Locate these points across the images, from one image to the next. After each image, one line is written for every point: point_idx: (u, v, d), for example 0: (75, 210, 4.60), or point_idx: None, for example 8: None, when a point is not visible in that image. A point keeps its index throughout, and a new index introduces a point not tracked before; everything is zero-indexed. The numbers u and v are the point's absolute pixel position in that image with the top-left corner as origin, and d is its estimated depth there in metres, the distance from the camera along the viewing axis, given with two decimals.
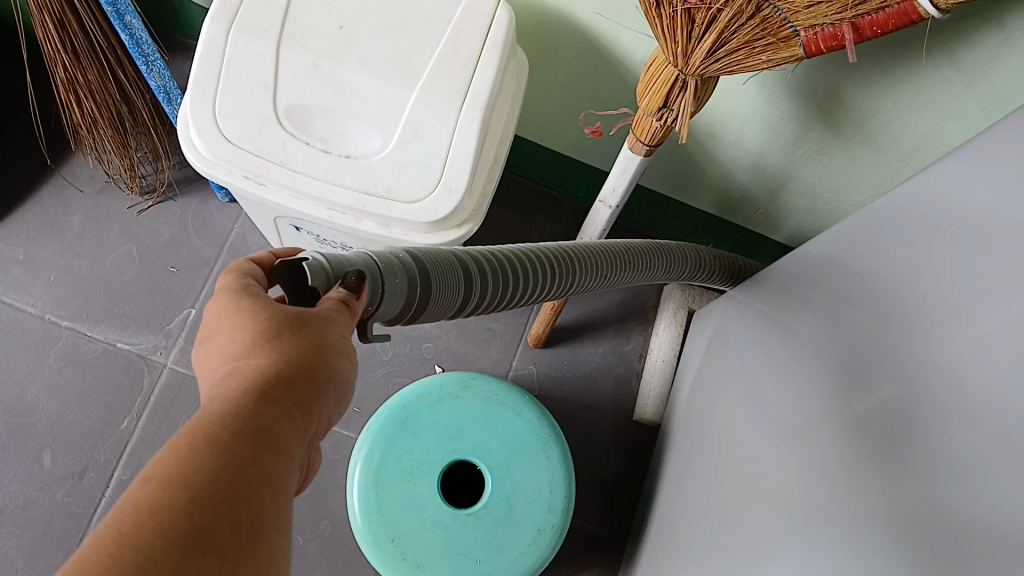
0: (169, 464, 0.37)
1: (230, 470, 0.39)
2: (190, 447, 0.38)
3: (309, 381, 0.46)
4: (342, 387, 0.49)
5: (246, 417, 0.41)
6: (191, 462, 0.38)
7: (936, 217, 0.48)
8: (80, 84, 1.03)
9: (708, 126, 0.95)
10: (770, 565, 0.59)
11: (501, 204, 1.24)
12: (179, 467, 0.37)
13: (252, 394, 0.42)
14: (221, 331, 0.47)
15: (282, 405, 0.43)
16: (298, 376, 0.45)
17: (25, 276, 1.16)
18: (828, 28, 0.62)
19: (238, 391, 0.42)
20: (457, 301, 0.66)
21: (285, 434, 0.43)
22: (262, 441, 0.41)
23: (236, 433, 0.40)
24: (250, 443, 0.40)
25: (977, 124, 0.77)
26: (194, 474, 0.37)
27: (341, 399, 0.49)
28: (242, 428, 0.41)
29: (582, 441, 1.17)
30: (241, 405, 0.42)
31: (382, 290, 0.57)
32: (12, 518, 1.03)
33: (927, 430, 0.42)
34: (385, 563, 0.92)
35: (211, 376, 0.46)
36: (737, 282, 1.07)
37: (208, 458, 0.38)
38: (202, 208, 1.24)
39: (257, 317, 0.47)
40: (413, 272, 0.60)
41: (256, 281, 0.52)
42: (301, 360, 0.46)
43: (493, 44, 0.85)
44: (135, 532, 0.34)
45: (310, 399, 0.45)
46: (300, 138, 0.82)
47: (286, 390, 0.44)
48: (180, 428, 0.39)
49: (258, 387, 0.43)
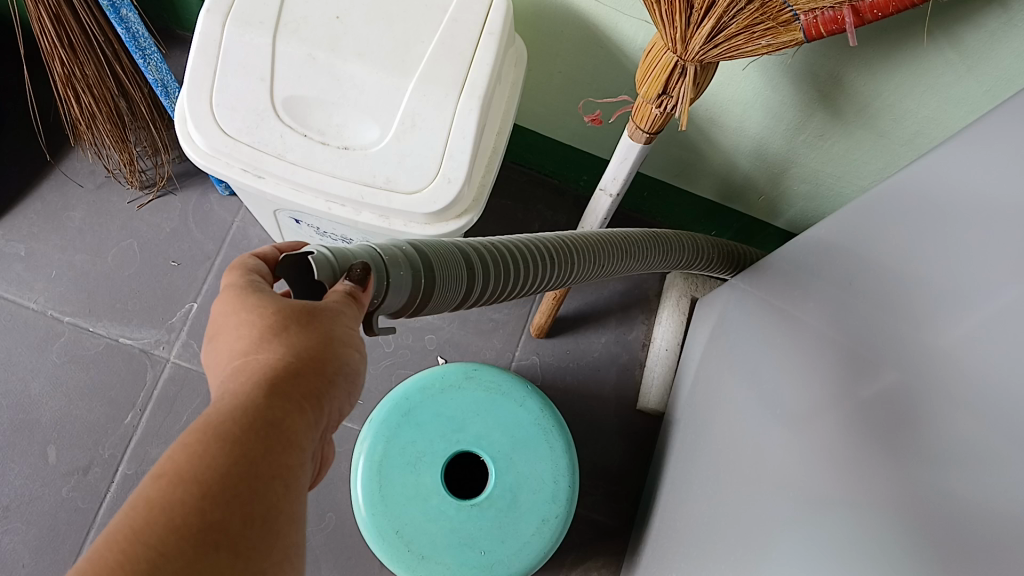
0: (180, 459, 0.37)
1: (241, 465, 0.38)
2: (200, 441, 0.38)
3: (318, 374, 0.45)
4: (351, 378, 0.48)
5: (256, 410, 0.41)
6: (202, 456, 0.38)
7: (940, 202, 0.47)
8: (78, 78, 1.01)
9: (709, 112, 0.94)
10: (772, 553, 0.59)
11: (502, 194, 1.23)
12: (190, 462, 0.37)
13: (261, 387, 0.42)
14: (229, 329, 0.47)
15: (292, 397, 0.43)
16: (308, 369, 0.45)
17: (27, 272, 1.15)
18: (828, 12, 0.62)
19: (246, 385, 0.42)
20: (460, 295, 0.66)
21: (296, 427, 0.42)
22: (273, 435, 0.41)
23: (247, 427, 0.40)
24: (261, 437, 0.40)
25: (979, 107, 0.76)
26: (206, 469, 0.37)
27: (350, 390, 0.49)
28: (253, 422, 0.40)
29: (585, 431, 1.17)
30: (250, 398, 0.41)
31: (387, 284, 0.56)
32: (20, 514, 1.04)
33: (931, 417, 0.42)
34: (389, 554, 0.92)
35: (221, 372, 0.46)
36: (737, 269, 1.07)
37: (219, 452, 0.38)
38: (202, 202, 1.22)
39: (264, 313, 0.47)
40: (417, 263, 0.59)
41: (262, 278, 0.52)
42: (309, 352, 0.45)
43: (490, 32, 0.84)
44: (146, 529, 0.34)
45: (319, 391, 0.45)
46: (298, 130, 0.82)
47: (295, 381, 0.44)
48: (191, 424, 0.39)
49: (268, 379, 0.43)
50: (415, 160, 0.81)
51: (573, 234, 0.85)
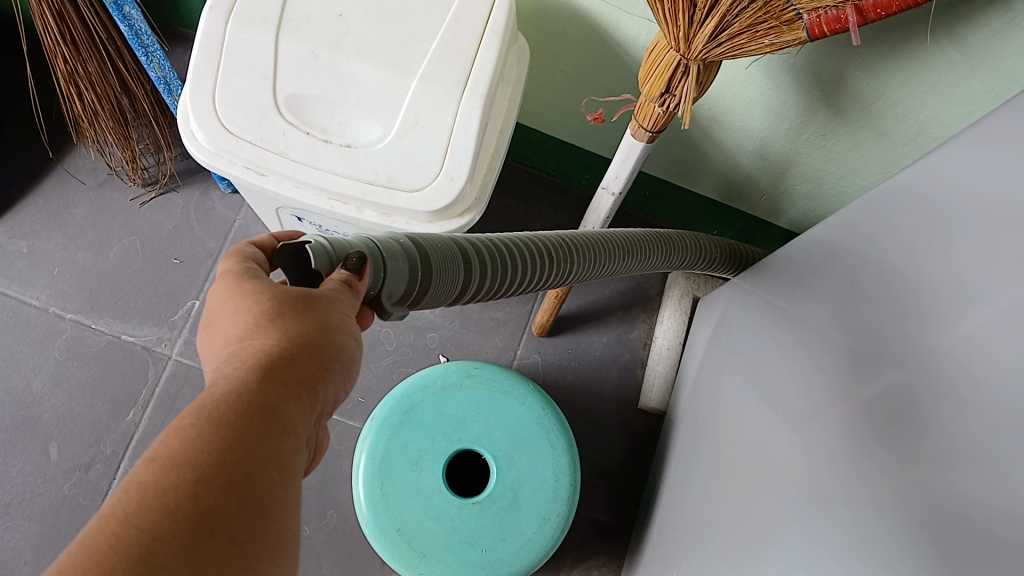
0: (174, 442, 0.37)
1: (235, 450, 0.38)
2: (195, 425, 0.38)
3: (314, 359, 0.45)
4: (347, 365, 0.48)
5: (251, 394, 0.41)
6: (196, 440, 0.38)
7: (943, 202, 0.47)
8: (80, 76, 1.01)
9: (712, 111, 0.94)
10: (774, 551, 0.59)
11: (504, 192, 1.23)
12: (184, 445, 0.37)
13: (257, 372, 0.42)
14: (225, 315, 0.47)
15: (287, 384, 0.43)
16: (304, 354, 0.45)
17: (29, 269, 1.14)
18: (831, 11, 0.62)
19: (242, 369, 0.42)
20: (456, 289, 0.66)
21: (291, 413, 0.42)
22: (268, 421, 0.41)
23: (242, 412, 0.40)
24: (256, 422, 0.40)
25: (982, 106, 0.76)
26: (200, 453, 0.37)
27: (347, 377, 0.49)
28: (248, 406, 0.40)
29: (587, 430, 1.17)
30: (245, 383, 0.41)
31: (384, 275, 0.56)
32: (22, 511, 1.04)
33: (934, 417, 0.42)
34: (390, 552, 0.92)
35: (216, 358, 0.46)
36: (739, 269, 1.07)
37: (214, 437, 0.38)
38: (204, 199, 1.21)
39: (260, 299, 0.47)
40: (414, 255, 0.59)
41: (258, 265, 0.52)
42: (305, 338, 0.45)
43: (492, 30, 0.83)
44: (140, 512, 0.34)
45: (315, 377, 0.45)
46: (300, 128, 0.82)
47: (290, 367, 0.44)
48: (186, 409, 0.39)
49: (263, 365, 0.43)
50: (417, 159, 0.81)
51: (573, 232, 0.85)
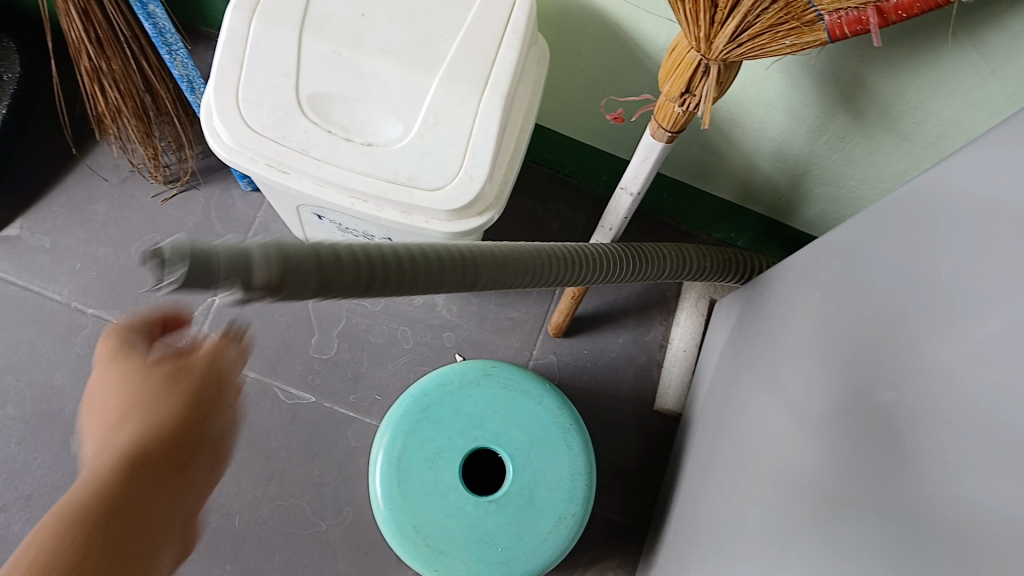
0: (42, 556, 0.47)
1: (85, 554, 0.48)
2: (64, 529, 0.48)
3: (186, 449, 0.52)
4: (222, 438, 0.56)
5: (118, 494, 0.50)
6: (58, 555, 0.47)
7: (967, 205, 0.47)
8: (105, 73, 1.02)
9: (731, 112, 0.94)
10: (790, 549, 0.59)
11: (522, 193, 1.23)
12: (51, 552, 0.47)
13: (123, 472, 0.50)
14: (97, 382, 0.52)
15: (152, 473, 0.51)
16: (176, 444, 0.52)
17: (52, 264, 1.15)
18: (853, 12, 0.63)
19: (109, 466, 0.50)
20: (352, 285, 0.49)
21: (149, 506, 0.51)
22: (123, 517, 0.50)
23: (96, 517, 0.49)
24: (109, 522, 0.49)
25: (1004, 110, 0.76)
26: (62, 558, 0.47)
27: (221, 446, 0.56)
28: (107, 508, 0.49)
29: (603, 431, 1.17)
30: (110, 482, 0.50)
31: (285, 273, 0.42)
32: (42, 503, 1.06)
33: (954, 422, 0.42)
34: (407, 549, 0.93)
35: (97, 425, 0.53)
36: (740, 278, 1.07)
37: (73, 544, 0.48)
38: (225, 197, 1.20)
39: (137, 368, 0.50)
40: (312, 251, 0.46)
41: (143, 331, 0.51)
42: (178, 426, 0.51)
43: (513, 30, 0.84)
44: None
45: (185, 460, 0.53)
46: (322, 126, 0.83)
47: (162, 463, 0.51)
48: (54, 507, 0.49)
49: (128, 462, 0.50)
50: (437, 158, 0.82)
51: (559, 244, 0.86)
